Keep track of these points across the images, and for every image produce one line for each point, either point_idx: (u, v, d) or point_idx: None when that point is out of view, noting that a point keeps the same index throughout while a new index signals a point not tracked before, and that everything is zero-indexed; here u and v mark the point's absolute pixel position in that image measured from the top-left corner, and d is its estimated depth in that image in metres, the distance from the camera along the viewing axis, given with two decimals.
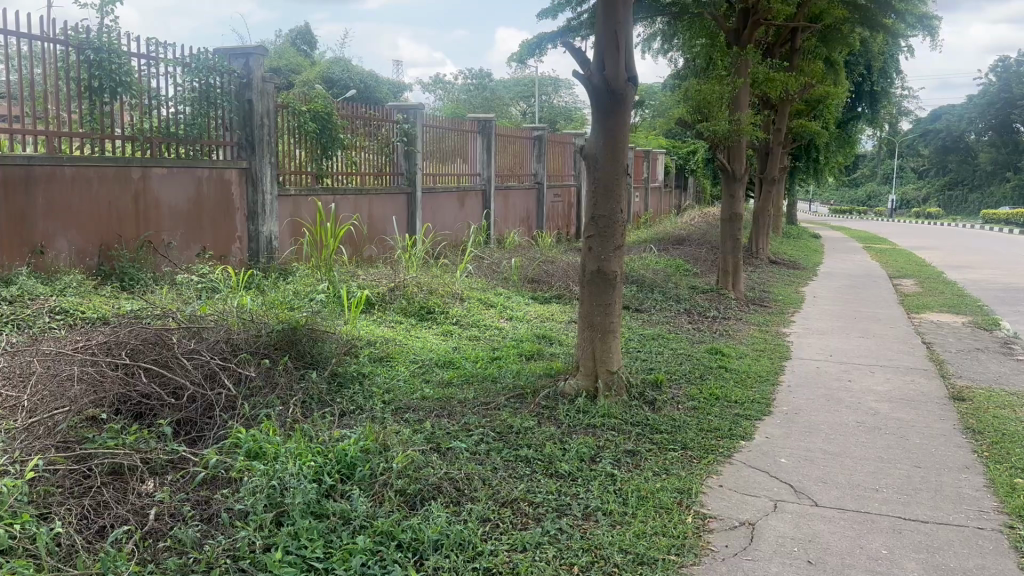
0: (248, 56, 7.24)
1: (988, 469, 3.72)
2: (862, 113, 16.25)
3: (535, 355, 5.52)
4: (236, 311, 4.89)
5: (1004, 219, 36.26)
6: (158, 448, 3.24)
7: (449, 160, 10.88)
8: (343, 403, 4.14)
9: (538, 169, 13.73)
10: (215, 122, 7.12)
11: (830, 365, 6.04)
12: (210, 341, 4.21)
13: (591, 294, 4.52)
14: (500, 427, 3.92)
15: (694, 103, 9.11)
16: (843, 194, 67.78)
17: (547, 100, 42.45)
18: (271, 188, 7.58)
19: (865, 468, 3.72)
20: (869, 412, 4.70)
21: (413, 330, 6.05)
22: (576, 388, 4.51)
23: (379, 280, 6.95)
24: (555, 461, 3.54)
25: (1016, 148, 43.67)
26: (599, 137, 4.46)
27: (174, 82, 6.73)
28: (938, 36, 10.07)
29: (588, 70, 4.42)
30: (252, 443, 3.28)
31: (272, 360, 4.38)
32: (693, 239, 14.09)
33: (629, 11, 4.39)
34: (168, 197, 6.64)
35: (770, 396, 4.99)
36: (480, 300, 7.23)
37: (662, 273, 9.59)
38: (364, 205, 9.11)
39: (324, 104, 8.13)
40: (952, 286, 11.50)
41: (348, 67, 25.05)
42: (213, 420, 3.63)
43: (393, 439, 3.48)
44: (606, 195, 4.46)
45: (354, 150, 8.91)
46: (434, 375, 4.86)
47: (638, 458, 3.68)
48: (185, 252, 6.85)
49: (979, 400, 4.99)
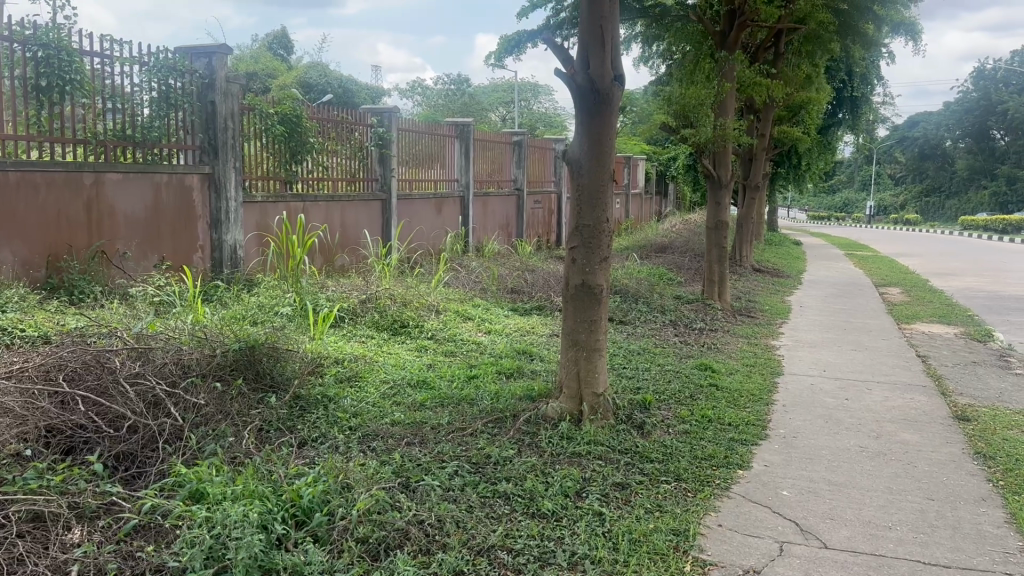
0: (210, 56, 6.88)
1: (1007, 502, 3.42)
2: (843, 120, 16.06)
3: (515, 373, 5.18)
4: (190, 327, 4.51)
5: (981, 225, 36.40)
6: (89, 490, 2.88)
7: (425, 166, 10.52)
8: (304, 431, 3.79)
9: (517, 174, 13.42)
10: (175, 124, 6.72)
11: (824, 381, 5.74)
12: (158, 363, 3.83)
13: (574, 311, 4.19)
14: (477, 456, 3.57)
15: (677, 108, 8.82)
16: (821, 200, 68.13)
17: (526, 106, 42.26)
18: (235, 194, 7.19)
19: (874, 501, 3.42)
20: (872, 435, 4.41)
21: (385, 346, 5.68)
22: (559, 412, 4.17)
23: (350, 291, 6.57)
24: (537, 497, 3.20)
25: (992, 155, 43.98)
26: (582, 139, 4.14)
27: (130, 82, 6.33)
28: (919, 41, 9.93)
29: (570, 67, 4.09)
30: (195, 483, 2.93)
31: (226, 383, 4.01)
32: (676, 247, 13.83)
33: (614, 7, 4.08)
34: (124, 204, 6.24)
35: (765, 418, 4.67)
36: (457, 313, 6.88)
37: (647, 283, 9.29)
38: (335, 213, 8.73)
39: (292, 106, 7.75)
40: (941, 295, 11.27)
41: (324, 71, 24.73)
42: (155, 454, 3.27)
43: (356, 475, 3.12)
44: (590, 203, 4.13)
45: (325, 155, 8.53)
46: (406, 397, 4.48)
47: (628, 493, 3.35)
48: (142, 263, 6.44)
49: (986, 421, 4.71)
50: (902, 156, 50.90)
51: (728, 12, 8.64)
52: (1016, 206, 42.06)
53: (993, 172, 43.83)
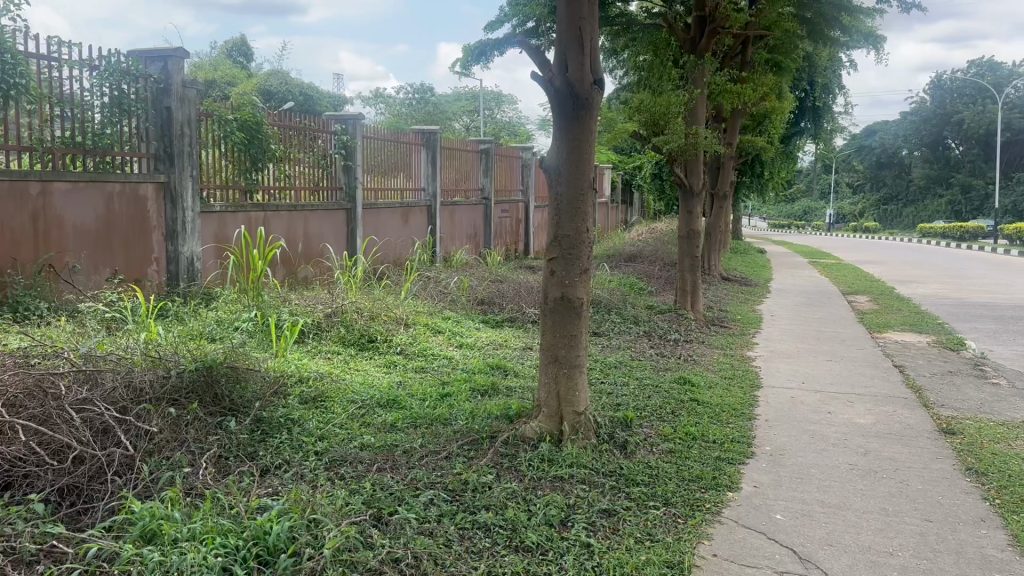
0: (166, 60, 6.59)
1: (1007, 523, 3.29)
2: (806, 128, 16.12)
3: (490, 390, 4.96)
4: (142, 346, 4.22)
5: (940, 233, 36.97)
6: (27, 532, 2.61)
7: (390, 175, 10.28)
8: (266, 458, 3.53)
9: (485, 183, 13.24)
10: (129, 131, 6.40)
11: (805, 394, 5.60)
12: (106, 387, 3.56)
13: (554, 325, 3.99)
14: (453, 483, 3.34)
15: (645, 117, 8.68)
16: (781, 209, 68.99)
17: (490, 115, 42.11)
18: (192, 204, 6.87)
19: (872, 524, 3.26)
20: (859, 450, 4.27)
21: (352, 362, 5.42)
22: (538, 432, 3.97)
23: (315, 305, 6.30)
24: (519, 528, 2.98)
25: (946, 164, 44.79)
26: (560, 146, 3.96)
27: (80, 87, 6.01)
28: (881, 51, 9.95)
29: (548, 71, 3.90)
30: (149, 519, 2.68)
31: (181, 407, 3.73)
32: (645, 256, 13.72)
33: (594, 7, 3.90)
34: (73, 215, 5.91)
35: (750, 434, 4.52)
36: (426, 326, 6.64)
37: (619, 293, 9.13)
38: (298, 223, 8.44)
39: (252, 113, 7.46)
40: (908, 303, 11.28)
41: (284, 79, 24.39)
42: (103, 488, 3.01)
43: (324, 508, 2.88)
44: (570, 212, 3.94)
45: (287, 163, 8.24)
46: (375, 418, 4.23)
47: (616, 520, 3.15)
48: (93, 277, 6.10)
49: (972, 434, 4.61)
50: (860, 165, 51.70)
51: (698, 20, 8.44)
52: (970, 215, 42.82)
53: (948, 180, 44.62)
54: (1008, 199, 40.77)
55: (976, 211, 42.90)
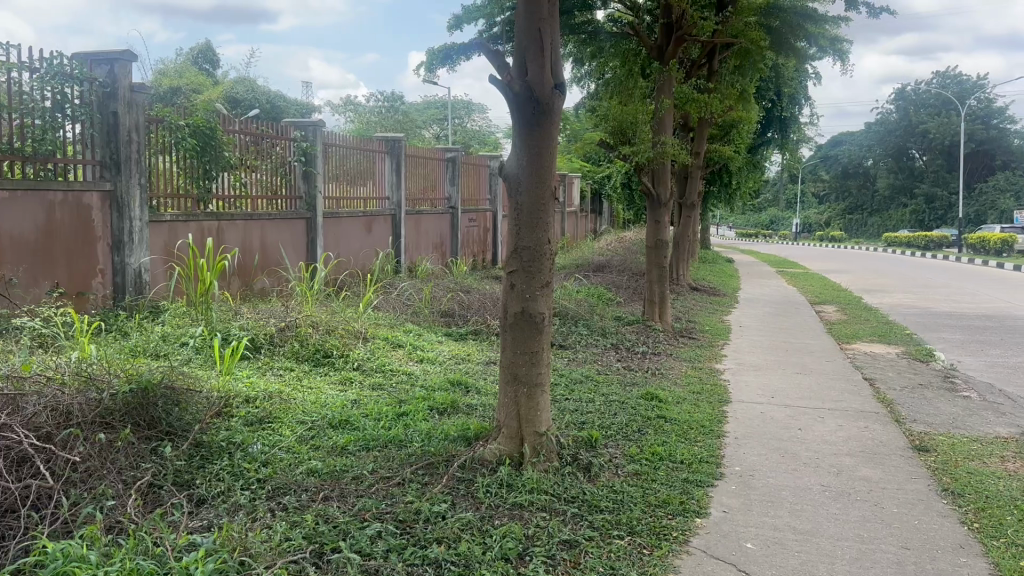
0: (113, 63, 6.32)
1: (987, 550, 3.14)
2: (773, 138, 16.14)
3: (449, 408, 4.74)
4: (73, 365, 3.93)
5: (904, 242, 37.47)
6: None
7: (353, 183, 10.03)
8: (203, 487, 3.28)
9: (451, 192, 13.03)
10: (72, 137, 6.10)
11: (774, 409, 5.45)
12: (28, 412, 3.28)
13: (515, 341, 3.78)
14: (404, 513, 3.11)
15: (611, 125, 8.53)
16: (748, 218, 69.65)
17: (460, 123, 41.91)
18: (139, 213, 6.57)
19: (847, 553, 3.09)
20: (832, 470, 4.11)
21: (305, 379, 5.17)
22: (496, 455, 3.76)
23: (268, 319, 6.03)
24: (473, 564, 2.77)
25: (911, 174, 45.45)
26: (519, 154, 3.76)
27: (19, 89, 5.70)
28: (846, 61, 9.92)
29: (507, 74, 3.69)
30: (62, 561, 2.42)
31: (113, 431, 3.46)
32: (614, 266, 13.58)
33: (553, 8, 3.71)
34: (10, 224, 5.59)
35: (719, 453, 4.34)
36: (385, 340, 6.40)
37: (586, 304, 8.95)
38: (255, 232, 8.16)
39: (206, 118, 7.18)
40: (875, 313, 11.26)
41: (250, 87, 24.00)
42: (17, 525, 2.75)
43: (258, 547, 2.65)
44: (530, 223, 3.75)
45: (243, 170, 7.96)
46: (325, 441, 3.98)
47: (578, 552, 2.95)
48: (32, 290, 5.77)
49: (945, 452, 4.48)
50: (827, 176, 52.30)
51: (664, 26, 8.36)
52: (934, 224, 43.44)
53: (912, 190, 45.27)
54: (971, 208, 41.45)
55: (939, 221, 43.51)
